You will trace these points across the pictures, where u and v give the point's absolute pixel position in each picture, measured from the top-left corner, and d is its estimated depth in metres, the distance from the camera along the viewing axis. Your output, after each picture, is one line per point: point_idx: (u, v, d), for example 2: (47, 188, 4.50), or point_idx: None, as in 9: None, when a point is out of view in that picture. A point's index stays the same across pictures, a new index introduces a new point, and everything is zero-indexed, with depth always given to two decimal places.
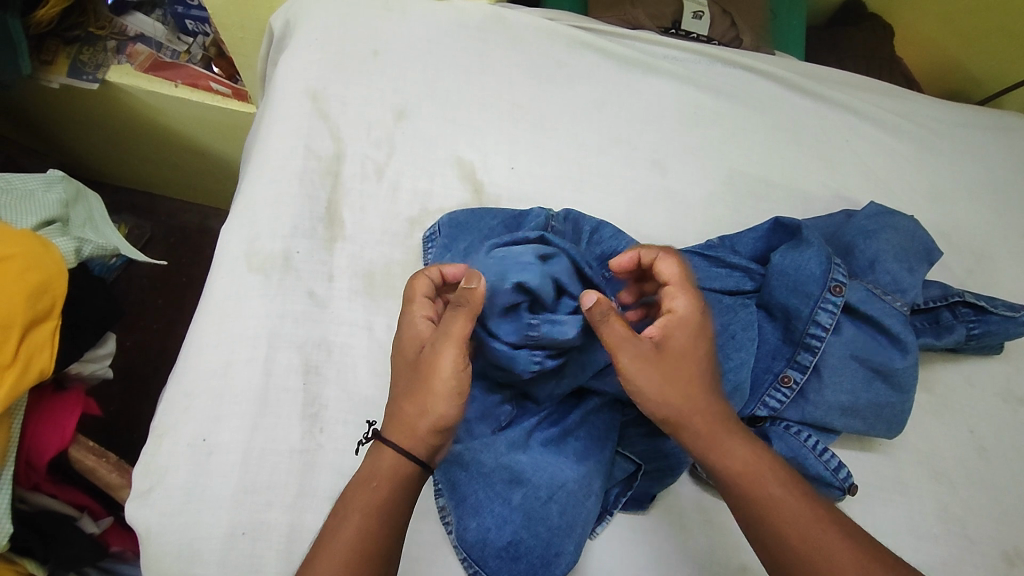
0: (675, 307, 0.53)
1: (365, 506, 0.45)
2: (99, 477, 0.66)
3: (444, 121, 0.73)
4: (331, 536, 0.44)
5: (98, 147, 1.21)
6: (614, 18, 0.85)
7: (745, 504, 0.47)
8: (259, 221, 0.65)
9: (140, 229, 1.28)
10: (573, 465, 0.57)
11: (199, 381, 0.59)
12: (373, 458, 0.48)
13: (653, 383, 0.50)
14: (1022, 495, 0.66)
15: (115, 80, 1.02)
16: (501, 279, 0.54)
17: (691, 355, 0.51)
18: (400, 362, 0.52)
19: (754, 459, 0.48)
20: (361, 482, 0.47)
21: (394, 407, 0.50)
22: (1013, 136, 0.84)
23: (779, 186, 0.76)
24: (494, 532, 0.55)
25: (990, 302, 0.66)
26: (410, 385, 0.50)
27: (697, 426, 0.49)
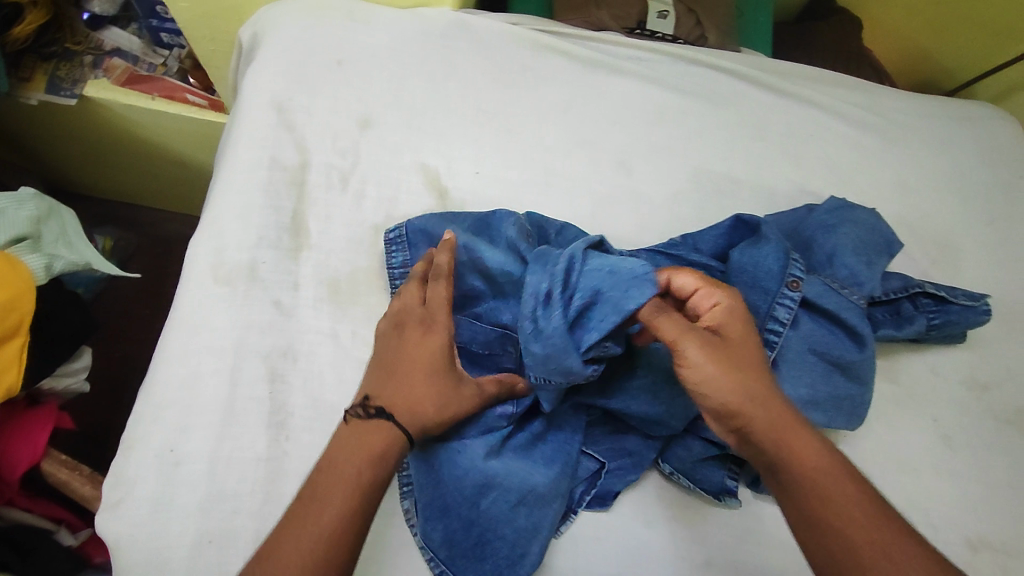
0: (719, 299, 0.53)
1: (353, 478, 0.47)
2: (73, 489, 0.68)
3: (409, 127, 0.73)
4: (316, 505, 0.45)
5: (79, 162, 1.22)
6: (579, 21, 0.85)
7: (813, 500, 0.46)
8: (225, 233, 0.66)
9: (125, 240, 1.28)
10: (543, 470, 0.58)
11: (167, 393, 0.60)
12: (387, 435, 0.50)
13: (724, 374, 0.50)
14: (981, 481, 0.67)
15: (93, 95, 1.04)
16: (620, 295, 0.52)
17: (748, 347, 0.52)
18: (428, 360, 0.54)
19: (825, 457, 0.48)
20: (351, 455, 0.49)
21: (410, 401, 0.52)
22: (982, 126, 0.84)
23: (745, 183, 0.76)
24: (461, 534, 0.56)
25: (950, 293, 0.67)
26: (439, 390, 0.54)
27: (764, 421, 0.49)
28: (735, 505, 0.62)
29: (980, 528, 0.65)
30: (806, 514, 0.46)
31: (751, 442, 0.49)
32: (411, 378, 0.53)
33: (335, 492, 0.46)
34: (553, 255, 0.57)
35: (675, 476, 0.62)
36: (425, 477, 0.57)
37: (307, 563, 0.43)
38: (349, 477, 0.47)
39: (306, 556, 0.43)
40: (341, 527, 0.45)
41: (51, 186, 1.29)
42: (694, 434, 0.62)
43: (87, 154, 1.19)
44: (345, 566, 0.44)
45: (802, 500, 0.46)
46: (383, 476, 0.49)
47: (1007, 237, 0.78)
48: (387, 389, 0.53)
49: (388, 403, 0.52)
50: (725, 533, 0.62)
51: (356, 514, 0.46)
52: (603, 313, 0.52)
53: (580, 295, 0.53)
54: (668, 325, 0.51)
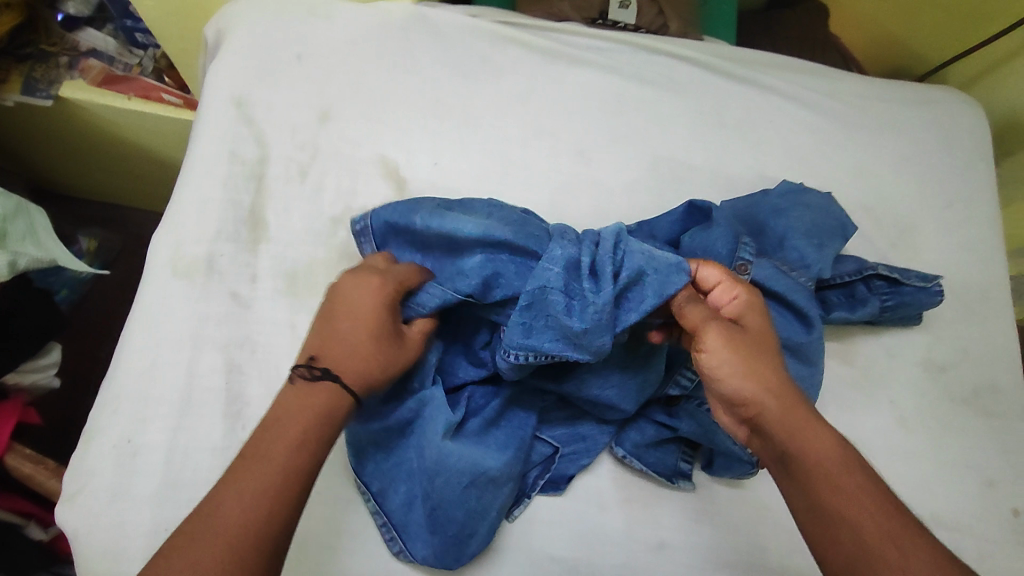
0: (739, 294, 0.56)
1: (300, 436, 0.46)
2: (37, 483, 0.72)
3: (368, 119, 0.74)
4: (261, 461, 0.44)
5: (58, 162, 1.22)
6: (540, 12, 0.86)
7: (827, 490, 0.46)
8: (184, 227, 0.67)
9: (109, 242, 1.25)
10: (495, 455, 0.58)
11: (126, 385, 0.61)
12: (331, 398, 0.48)
13: (743, 362, 0.51)
14: (936, 460, 0.68)
15: (66, 95, 1.03)
16: (664, 278, 0.53)
17: (767, 339, 0.53)
18: (368, 319, 0.52)
19: (838, 451, 0.48)
20: (297, 414, 0.47)
21: (354, 362, 0.51)
22: (943, 109, 0.84)
23: (704, 170, 0.76)
24: (413, 505, 0.58)
25: (903, 274, 0.67)
26: (384, 350, 0.52)
27: (776, 411, 0.49)
28: (687, 489, 0.63)
29: (933, 507, 0.66)
30: (812, 506, 0.46)
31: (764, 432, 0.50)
32: (354, 341, 0.51)
33: (281, 450, 0.45)
34: (593, 234, 0.58)
35: (627, 460, 0.63)
36: (379, 452, 0.59)
37: (254, 521, 0.42)
38: (297, 435, 0.46)
39: (252, 514, 0.42)
40: (290, 484, 0.44)
41: (36, 190, 1.30)
42: (646, 418, 0.65)
43: (65, 154, 1.20)
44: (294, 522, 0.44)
45: (811, 491, 0.46)
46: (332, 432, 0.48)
47: (966, 220, 0.78)
48: (328, 352, 0.51)
49: (333, 367, 0.50)
50: (678, 516, 0.63)
51: (303, 472, 0.45)
52: (641, 297, 0.54)
53: (628, 273, 0.53)
54: (693, 310, 0.53)
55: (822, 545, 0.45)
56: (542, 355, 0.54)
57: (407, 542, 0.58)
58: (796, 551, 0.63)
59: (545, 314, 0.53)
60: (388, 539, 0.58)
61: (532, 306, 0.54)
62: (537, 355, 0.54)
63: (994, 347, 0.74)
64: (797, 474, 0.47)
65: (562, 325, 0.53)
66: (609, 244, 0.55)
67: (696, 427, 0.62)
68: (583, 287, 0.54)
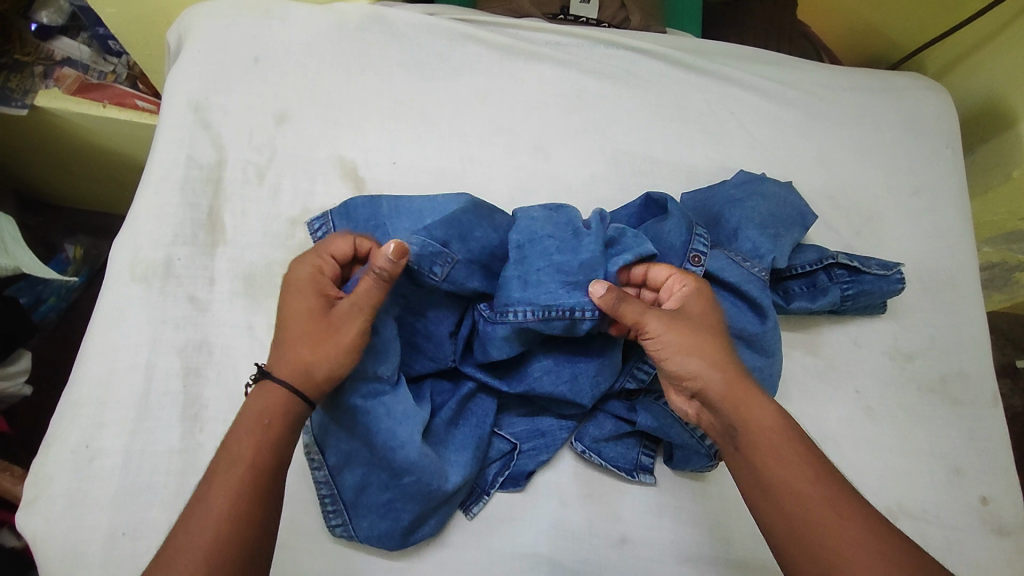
0: (686, 283, 0.57)
1: (248, 450, 0.47)
2: (6, 489, 0.78)
3: (327, 120, 0.74)
4: (212, 482, 0.46)
5: (19, 176, 1.15)
6: (499, 9, 0.87)
7: (761, 469, 0.47)
8: (141, 233, 0.67)
9: (96, 249, 1.20)
10: (465, 464, 0.58)
11: (83, 390, 0.60)
12: (264, 395, 0.50)
13: (684, 340, 0.51)
14: (904, 451, 0.67)
15: (44, 105, 0.95)
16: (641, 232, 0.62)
17: (709, 321, 0.54)
18: (293, 302, 0.53)
19: (776, 425, 0.48)
20: (252, 423, 0.48)
21: (287, 352, 0.51)
22: (903, 97, 0.84)
23: (665, 163, 0.76)
24: (367, 487, 0.57)
25: (864, 263, 0.69)
26: (315, 328, 0.52)
27: (723, 388, 0.50)
28: (649, 483, 0.63)
29: (900, 498, 0.65)
30: (758, 480, 0.47)
31: (713, 409, 0.51)
32: (285, 331, 0.52)
33: (227, 470, 0.46)
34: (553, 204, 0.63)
35: (586, 454, 0.63)
36: (341, 431, 0.57)
37: (212, 543, 0.43)
38: (245, 448, 0.47)
39: (205, 537, 0.43)
40: (240, 501, 0.45)
41: (21, 199, 1.20)
42: (606, 413, 0.65)
43: (28, 167, 1.12)
44: (257, 532, 0.45)
45: (755, 466, 0.48)
46: (280, 438, 0.48)
47: (929, 207, 0.78)
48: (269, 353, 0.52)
49: (270, 364, 0.51)
50: (640, 510, 0.62)
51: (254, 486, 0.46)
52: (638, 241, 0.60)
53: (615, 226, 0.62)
54: (631, 306, 0.53)
55: (778, 524, 0.46)
56: (541, 305, 0.56)
57: (354, 521, 0.58)
58: (759, 544, 0.63)
59: (536, 267, 0.58)
60: (330, 512, 0.58)
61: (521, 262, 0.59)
62: (540, 305, 0.56)
63: (961, 334, 0.73)
64: (745, 448, 0.48)
65: (556, 272, 0.57)
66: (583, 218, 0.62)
67: (652, 420, 0.62)
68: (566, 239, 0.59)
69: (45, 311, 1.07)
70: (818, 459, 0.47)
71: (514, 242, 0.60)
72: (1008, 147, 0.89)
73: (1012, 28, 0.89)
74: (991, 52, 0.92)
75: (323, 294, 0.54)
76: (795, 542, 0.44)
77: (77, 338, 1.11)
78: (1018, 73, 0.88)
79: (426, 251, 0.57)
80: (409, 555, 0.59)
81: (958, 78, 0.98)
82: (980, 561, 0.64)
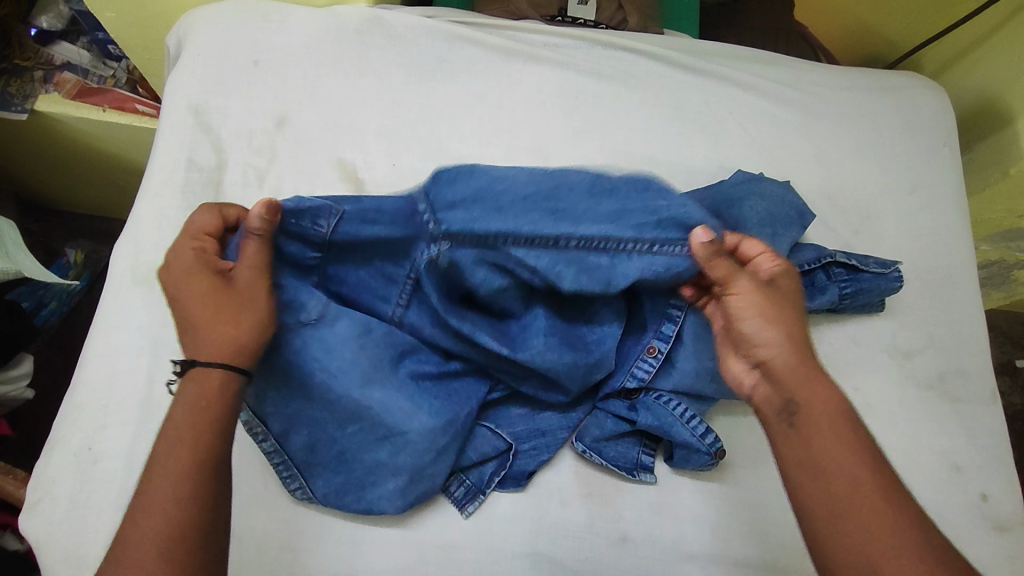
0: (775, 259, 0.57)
1: (186, 437, 0.46)
2: (8, 492, 0.79)
3: (326, 123, 0.74)
4: (155, 472, 0.45)
5: (20, 181, 1.16)
6: (498, 11, 0.87)
7: (811, 446, 0.47)
8: (142, 236, 0.67)
9: (97, 253, 1.20)
10: (423, 417, 0.58)
11: (85, 393, 0.61)
12: (195, 381, 0.48)
13: (767, 309, 0.52)
14: (904, 448, 0.68)
15: (44, 109, 0.96)
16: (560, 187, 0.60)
17: (792, 299, 0.54)
18: (188, 287, 0.51)
19: (835, 410, 0.49)
20: (187, 410, 0.47)
21: (202, 335, 0.49)
22: (900, 95, 0.84)
23: (663, 163, 0.76)
24: (317, 445, 0.59)
25: (862, 262, 0.70)
26: (219, 302, 0.50)
27: (793, 360, 0.51)
28: (649, 481, 0.63)
29: None
30: (807, 451, 0.47)
31: (774, 381, 0.51)
32: (190, 316, 0.50)
33: (173, 455, 0.45)
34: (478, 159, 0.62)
35: (587, 454, 0.63)
36: (278, 393, 0.57)
37: (165, 525, 0.43)
38: (185, 434, 0.46)
39: (156, 526, 0.43)
40: (185, 485, 0.44)
41: (21, 204, 1.21)
42: (605, 412, 0.65)
43: (29, 172, 1.13)
44: (207, 513, 0.45)
45: (806, 442, 0.48)
46: (219, 422, 0.48)
47: (928, 206, 0.78)
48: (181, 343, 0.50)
49: (188, 354, 0.49)
50: (641, 509, 0.63)
51: (197, 471, 0.45)
52: (576, 181, 0.59)
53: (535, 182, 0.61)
54: (722, 262, 0.54)
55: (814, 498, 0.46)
56: (468, 237, 0.54)
57: (310, 480, 0.59)
58: (761, 541, 0.63)
59: (447, 200, 0.55)
60: (285, 477, 0.59)
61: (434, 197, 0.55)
62: (457, 236, 0.54)
63: (960, 331, 0.73)
64: (800, 425, 0.49)
65: (494, 218, 0.56)
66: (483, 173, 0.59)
67: (652, 419, 0.62)
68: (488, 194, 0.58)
69: (48, 314, 1.07)
70: (874, 454, 0.47)
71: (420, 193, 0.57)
72: (1006, 145, 0.89)
73: (1008, 26, 0.89)
74: (989, 49, 0.92)
75: (216, 272, 0.52)
76: (830, 514, 0.45)
77: (79, 344, 1.12)
78: (1016, 70, 0.88)
79: (307, 206, 0.55)
80: (412, 555, 0.59)
81: (956, 76, 0.98)
82: (981, 558, 0.64)
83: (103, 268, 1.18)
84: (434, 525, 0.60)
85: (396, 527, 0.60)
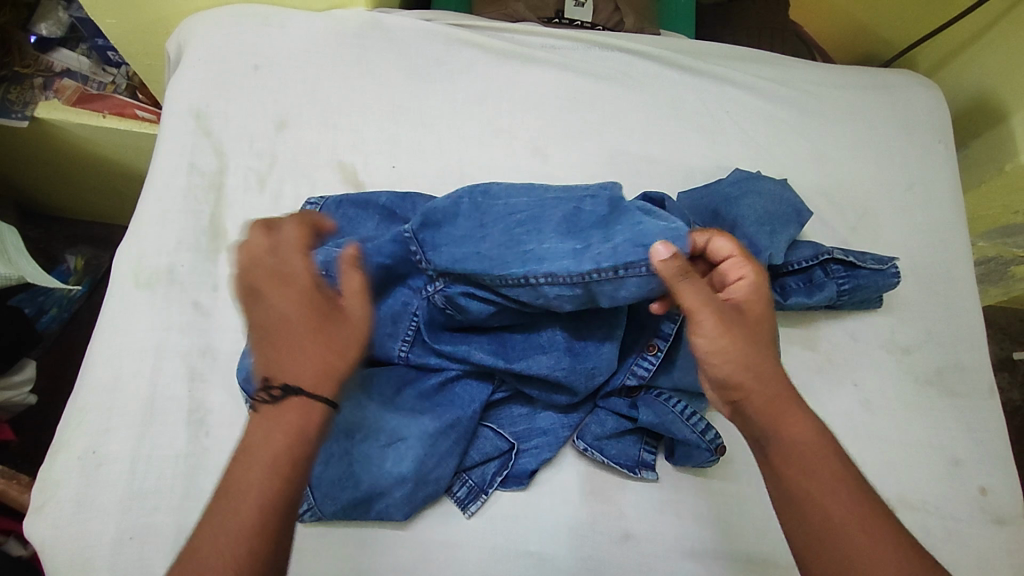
0: (745, 275, 0.55)
1: (280, 467, 0.45)
2: (12, 497, 0.79)
3: (327, 126, 0.75)
4: (238, 495, 0.44)
5: (20, 187, 1.16)
6: (495, 13, 0.88)
7: (794, 479, 0.48)
8: (144, 240, 0.67)
9: (98, 259, 1.20)
10: (423, 423, 0.60)
11: (90, 397, 0.61)
12: (296, 407, 0.47)
13: (734, 346, 0.51)
14: (904, 442, 0.68)
15: (44, 116, 0.96)
16: (544, 208, 0.59)
17: (761, 323, 0.54)
18: (298, 304, 0.50)
19: (813, 438, 0.49)
20: (287, 434, 0.47)
21: (298, 363, 0.48)
22: (894, 94, 0.85)
23: (661, 163, 0.77)
24: (327, 462, 0.58)
25: (860, 258, 0.70)
26: (323, 330, 0.49)
27: (766, 396, 0.51)
28: (651, 479, 0.64)
29: (900, 489, 0.66)
30: (786, 484, 0.48)
31: (747, 415, 0.51)
32: (295, 336, 0.49)
33: (263, 484, 0.45)
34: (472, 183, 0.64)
35: (588, 452, 0.63)
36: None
37: (238, 552, 0.43)
38: (279, 461, 0.46)
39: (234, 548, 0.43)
40: (270, 519, 0.44)
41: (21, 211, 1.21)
42: (606, 410, 0.65)
43: (29, 178, 1.13)
44: (282, 546, 0.45)
45: (783, 476, 0.49)
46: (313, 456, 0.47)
47: (924, 202, 0.79)
48: (276, 364, 0.49)
49: (287, 377, 0.48)
50: (643, 507, 0.63)
51: (283, 503, 0.45)
52: (554, 214, 0.59)
53: (515, 206, 0.60)
54: (688, 290, 0.52)
55: (796, 529, 0.47)
56: (457, 273, 0.58)
57: (315, 497, 0.58)
58: (763, 537, 0.63)
59: (435, 243, 0.60)
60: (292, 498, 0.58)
61: (426, 240, 0.60)
62: (449, 271, 0.59)
63: (957, 327, 0.73)
64: (774, 458, 0.49)
65: (471, 255, 0.58)
66: (472, 198, 0.61)
67: (654, 416, 0.62)
68: (466, 230, 0.60)
69: (48, 320, 1.09)
70: (854, 481, 0.48)
71: (409, 229, 0.60)
72: (1001, 142, 0.89)
73: (1002, 24, 0.90)
74: (985, 46, 0.93)
75: (321, 292, 0.51)
76: (815, 545, 0.46)
77: (79, 350, 1.12)
78: (1011, 67, 0.88)
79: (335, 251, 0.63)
80: (416, 554, 0.60)
81: (950, 75, 0.99)
82: (981, 551, 0.65)
83: (105, 273, 1.18)
84: (438, 524, 0.61)
85: (398, 528, 0.60)
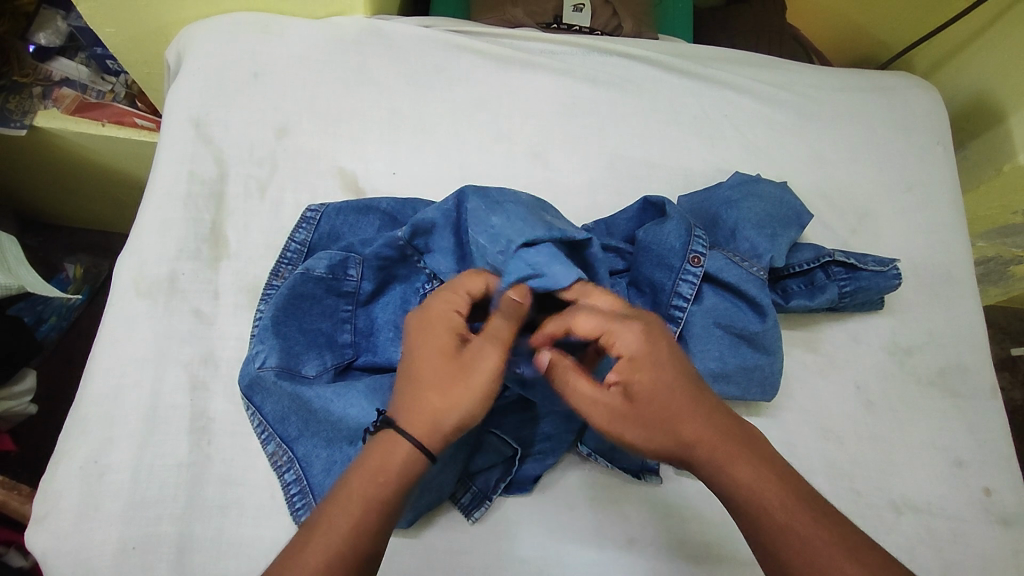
0: (620, 346, 0.51)
1: (360, 515, 0.46)
2: (13, 508, 0.78)
3: (327, 133, 0.75)
4: (314, 532, 0.46)
5: (19, 196, 1.15)
6: (494, 19, 0.89)
7: (750, 526, 0.48)
8: (145, 248, 0.67)
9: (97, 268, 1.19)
10: None
11: (92, 406, 0.61)
12: (386, 448, 0.48)
13: (637, 434, 0.50)
14: (908, 444, 0.68)
15: (43, 125, 0.96)
16: (505, 225, 0.58)
17: (656, 392, 0.50)
18: (437, 347, 0.50)
19: (760, 480, 0.49)
20: (372, 475, 0.47)
21: (415, 401, 0.49)
22: (892, 95, 0.85)
23: (661, 167, 0.77)
24: (333, 467, 0.59)
25: (860, 260, 0.70)
26: (450, 371, 0.49)
27: (701, 455, 0.50)
28: (655, 482, 0.63)
29: (904, 490, 0.66)
30: (749, 534, 0.49)
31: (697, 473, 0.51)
32: (420, 377, 0.50)
33: (339, 529, 0.45)
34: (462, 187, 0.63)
35: (592, 457, 0.63)
36: (300, 419, 0.60)
37: None
38: (352, 509, 0.46)
39: None
40: (339, 566, 0.45)
41: (21, 220, 1.21)
42: None
43: (28, 187, 1.13)
44: None
45: (744, 526, 0.49)
46: (393, 506, 0.47)
47: (923, 204, 0.79)
48: (394, 395, 0.51)
49: (396, 412, 0.49)
50: (646, 511, 0.63)
51: (356, 551, 0.45)
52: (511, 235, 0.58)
53: (479, 221, 0.59)
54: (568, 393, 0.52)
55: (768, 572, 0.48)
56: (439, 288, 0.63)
57: (320, 501, 0.58)
58: None
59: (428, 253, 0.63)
60: (298, 503, 0.59)
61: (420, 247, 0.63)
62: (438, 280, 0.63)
63: (958, 328, 0.73)
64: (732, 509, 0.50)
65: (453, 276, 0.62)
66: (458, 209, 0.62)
67: None
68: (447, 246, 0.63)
69: (47, 329, 1.08)
70: (815, 519, 0.47)
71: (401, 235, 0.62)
72: (998, 142, 0.89)
73: (998, 24, 0.90)
74: (983, 46, 0.93)
75: (459, 337, 0.51)
76: None
77: (79, 359, 1.12)
78: (1009, 67, 0.88)
79: (336, 261, 0.63)
80: (420, 562, 0.59)
81: (946, 76, 0.99)
82: (986, 552, 0.64)
83: (104, 281, 1.18)
84: (442, 531, 0.60)
85: (405, 536, 0.60)
